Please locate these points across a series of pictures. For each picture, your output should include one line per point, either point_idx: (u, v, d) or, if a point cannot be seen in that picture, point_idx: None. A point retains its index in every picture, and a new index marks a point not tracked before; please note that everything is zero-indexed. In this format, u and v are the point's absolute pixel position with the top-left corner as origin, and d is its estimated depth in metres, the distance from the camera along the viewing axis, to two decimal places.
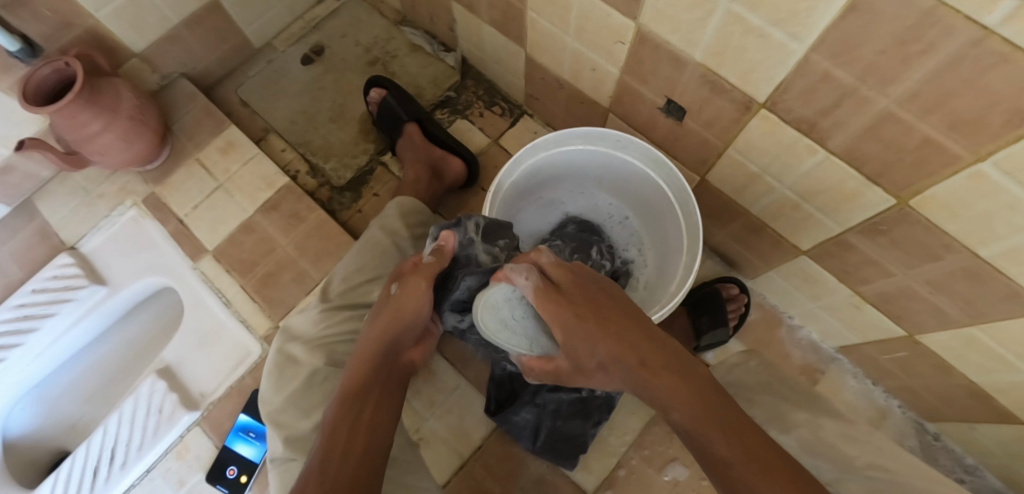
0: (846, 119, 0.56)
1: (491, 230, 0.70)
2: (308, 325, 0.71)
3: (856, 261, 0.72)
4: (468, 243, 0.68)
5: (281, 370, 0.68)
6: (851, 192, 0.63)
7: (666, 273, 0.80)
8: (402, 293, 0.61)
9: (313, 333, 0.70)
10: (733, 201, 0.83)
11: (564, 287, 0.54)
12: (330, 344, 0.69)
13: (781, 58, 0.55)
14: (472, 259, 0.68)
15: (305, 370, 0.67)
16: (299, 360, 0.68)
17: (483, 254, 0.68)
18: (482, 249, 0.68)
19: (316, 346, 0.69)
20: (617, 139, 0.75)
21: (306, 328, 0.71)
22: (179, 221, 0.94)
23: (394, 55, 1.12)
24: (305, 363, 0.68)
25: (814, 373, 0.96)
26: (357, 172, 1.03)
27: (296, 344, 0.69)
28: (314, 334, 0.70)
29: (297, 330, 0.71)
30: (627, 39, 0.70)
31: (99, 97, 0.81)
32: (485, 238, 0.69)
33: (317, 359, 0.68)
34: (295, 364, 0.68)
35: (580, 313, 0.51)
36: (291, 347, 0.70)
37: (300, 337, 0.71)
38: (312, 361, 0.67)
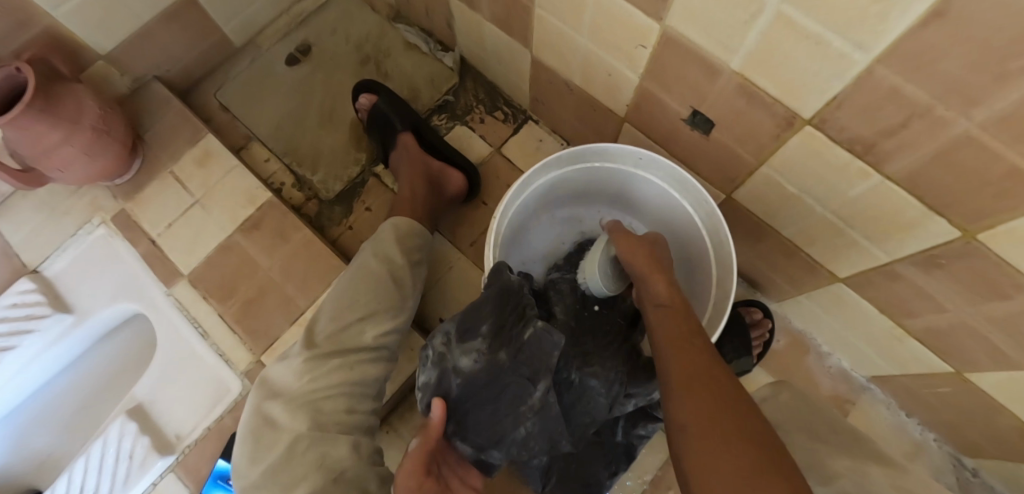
0: (911, 141, 0.48)
1: (464, 330, 0.57)
2: (291, 379, 0.61)
3: (903, 292, 0.65)
4: (441, 356, 0.57)
5: (258, 434, 0.58)
6: (907, 221, 0.56)
7: (691, 306, 0.71)
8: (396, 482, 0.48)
9: (298, 388, 0.60)
10: (763, 221, 0.74)
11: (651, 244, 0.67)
12: (317, 402, 0.59)
13: (840, 70, 0.47)
14: (455, 371, 0.55)
15: (286, 437, 0.57)
16: (279, 424, 0.59)
17: (462, 359, 0.55)
18: (460, 353, 0.56)
19: (298, 407, 0.59)
20: (638, 157, 0.65)
21: (289, 382, 0.61)
22: (152, 242, 0.85)
23: (387, 54, 1.03)
24: (287, 430, 0.58)
25: (844, 404, 0.88)
26: (348, 184, 0.94)
27: (276, 403, 0.60)
28: (296, 389, 0.60)
29: (279, 386, 0.61)
30: (650, 43, 0.61)
31: (57, 106, 0.72)
32: (461, 340, 0.56)
33: (299, 423, 0.58)
34: (275, 431, 0.58)
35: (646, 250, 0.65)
36: (271, 407, 0.60)
37: (281, 393, 0.61)
38: (295, 425, 0.58)
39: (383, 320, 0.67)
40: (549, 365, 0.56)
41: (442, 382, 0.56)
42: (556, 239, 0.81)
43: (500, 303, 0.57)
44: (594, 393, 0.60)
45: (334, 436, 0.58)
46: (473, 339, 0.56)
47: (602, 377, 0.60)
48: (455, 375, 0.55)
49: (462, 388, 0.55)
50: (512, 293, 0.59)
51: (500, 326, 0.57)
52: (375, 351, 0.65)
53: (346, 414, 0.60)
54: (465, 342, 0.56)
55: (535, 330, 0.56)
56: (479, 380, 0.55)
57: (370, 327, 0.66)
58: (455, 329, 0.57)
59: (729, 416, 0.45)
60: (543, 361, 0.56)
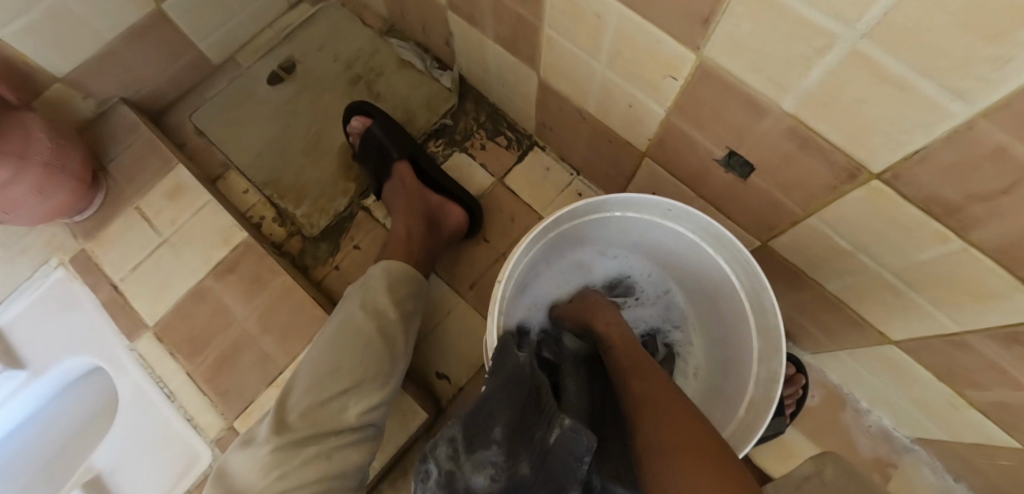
0: (1010, 210, 0.39)
1: (473, 435, 0.46)
2: (255, 475, 0.51)
3: (971, 363, 0.56)
4: (450, 475, 0.45)
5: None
6: (990, 292, 0.47)
7: (723, 370, 0.62)
8: None
9: (264, 487, 0.51)
10: (804, 271, 0.65)
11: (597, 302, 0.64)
12: None
13: (928, 121, 0.38)
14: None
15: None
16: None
17: (475, 476, 0.44)
18: (471, 468, 0.44)
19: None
20: (666, 207, 0.56)
21: (253, 476, 0.51)
22: (114, 287, 0.76)
23: (379, 72, 0.94)
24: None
25: (885, 468, 0.79)
26: (335, 219, 0.85)
27: None
28: (262, 487, 0.51)
29: (242, 481, 0.52)
30: (682, 74, 0.53)
31: (2, 144, 0.64)
32: (470, 449, 0.45)
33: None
34: None
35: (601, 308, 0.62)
36: None
37: (243, 491, 0.51)
38: None
39: (367, 394, 0.56)
40: (579, 478, 0.42)
41: None
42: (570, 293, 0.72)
43: (512, 398, 0.47)
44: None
45: None
46: (484, 448, 0.44)
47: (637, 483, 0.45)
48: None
49: None
50: (525, 380, 0.49)
51: (516, 430, 0.45)
52: (357, 431, 0.56)
53: None
54: (474, 453, 0.45)
55: (559, 429, 0.43)
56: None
57: (353, 403, 0.56)
58: (461, 435, 0.47)
59: (696, 438, 0.39)
60: (570, 472, 0.42)
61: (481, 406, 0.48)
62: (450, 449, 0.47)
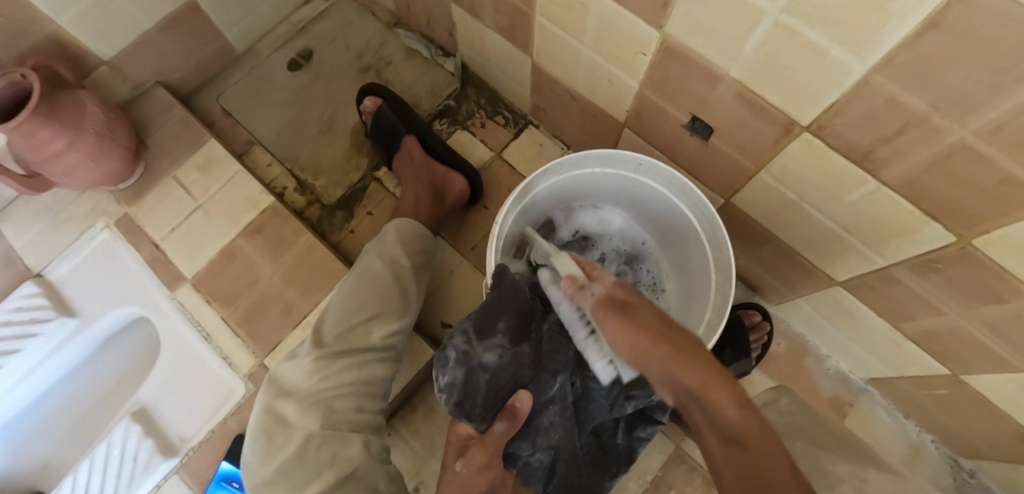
0: (907, 149, 0.49)
1: (482, 328, 0.63)
2: (302, 378, 0.61)
3: (901, 296, 0.66)
4: (465, 354, 0.62)
5: (270, 434, 0.58)
6: (904, 226, 0.57)
7: (689, 306, 0.72)
8: (467, 472, 0.62)
9: (309, 387, 0.60)
10: (764, 227, 0.75)
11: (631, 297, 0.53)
12: (328, 401, 0.59)
13: (837, 79, 0.48)
14: (479, 365, 0.62)
15: (298, 436, 0.57)
16: (290, 422, 0.58)
17: (485, 354, 0.62)
18: (482, 350, 0.62)
19: (310, 405, 0.59)
20: (638, 163, 0.67)
21: (299, 380, 0.61)
22: (155, 246, 0.86)
23: (388, 60, 1.04)
24: (299, 426, 0.58)
25: (842, 406, 0.89)
26: (350, 189, 0.95)
27: (289, 402, 0.59)
28: (308, 387, 0.60)
29: (290, 384, 0.61)
30: (650, 50, 0.62)
31: (62, 113, 0.73)
32: (480, 338, 0.62)
33: (311, 421, 0.57)
34: (286, 429, 0.58)
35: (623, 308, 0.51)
36: (282, 405, 0.60)
37: (291, 391, 0.61)
38: (307, 423, 0.57)
39: (390, 321, 0.66)
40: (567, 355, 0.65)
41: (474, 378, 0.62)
42: (557, 233, 0.79)
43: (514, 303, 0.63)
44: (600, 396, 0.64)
45: (347, 434, 0.58)
46: (492, 336, 0.63)
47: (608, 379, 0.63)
48: (480, 369, 0.62)
49: (490, 381, 0.62)
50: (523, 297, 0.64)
51: (517, 326, 0.63)
52: (382, 351, 0.65)
53: (356, 413, 0.59)
54: (485, 340, 0.62)
55: (552, 328, 0.65)
56: (503, 374, 0.63)
57: (378, 327, 0.65)
58: (473, 327, 0.63)
59: None
60: (559, 351, 0.65)
61: (489, 307, 0.63)
62: (463, 339, 0.63)
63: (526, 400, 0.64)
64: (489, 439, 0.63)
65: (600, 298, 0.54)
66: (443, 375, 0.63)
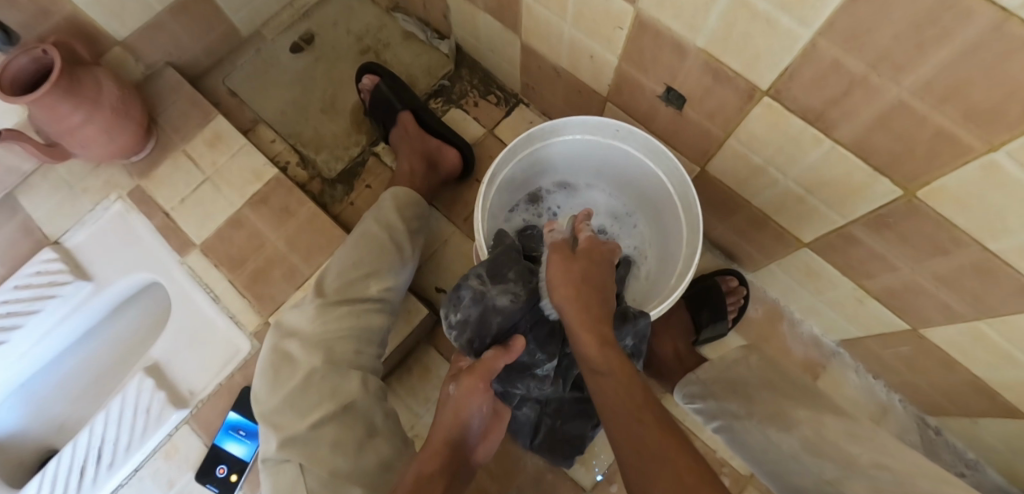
0: (855, 108, 0.54)
1: (495, 271, 0.66)
2: (304, 321, 0.66)
3: (861, 254, 0.70)
4: (480, 294, 0.64)
5: (277, 370, 0.63)
6: (858, 183, 0.62)
7: (667, 264, 0.77)
8: (460, 393, 0.59)
9: (311, 330, 0.65)
10: (736, 193, 0.80)
11: (586, 249, 0.62)
12: (329, 342, 0.64)
13: (789, 45, 0.53)
14: (493, 306, 0.64)
15: (301, 370, 0.62)
16: (293, 359, 0.64)
17: (500, 296, 0.64)
18: (497, 292, 0.64)
19: (312, 344, 0.64)
20: (616, 129, 0.72)
21: (302, 324, 0.66)
22: (166, 216, 0.91)
23: (386, 43, 1.09)
24: (302, 362, 0.63)
25: (815, 368, 0.94)
26: (350, 164, 1.00)
27: (293, 343, 0.65)
28: (310, 330, 0.65)
29: (293, 328, 0.66)
30: (626, 25, 0.67)
31: (83, 88, 0.79)
32: (495, 280, 0.65)
33: (314, 358, 0.63)
34: (291, 366, 0.63)
35: (574, 259, 0.61)
36: (287, 345, 0.65)
37: (295, 334, 0.66)
38: (310, 359, 0.63)
39: (385, 277, 0.72)
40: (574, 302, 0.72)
41: (492, 313, 0.64)
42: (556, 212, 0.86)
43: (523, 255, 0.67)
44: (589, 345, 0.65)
45: (346, 371, 0.63)
46: (505, 281, 0.66)
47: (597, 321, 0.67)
48: (493, 310, 0.64)
49: (503, 322, 0.64)
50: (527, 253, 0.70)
51: (526, 273, 0.67)
52: (378, 303, 0.70)
53: (354, 355, 0.65)
54: (498, 283, 0.65)
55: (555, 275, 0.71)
56: (516, 315, 0.64)
57: (375, 282, 0.71)
58: (487, 272, 0.66)
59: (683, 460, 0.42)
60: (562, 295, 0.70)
61: (505, 256, 0.67)
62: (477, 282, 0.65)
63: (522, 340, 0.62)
64: (485, 365, 0.60)
65: (554, 236, 0.67)
66: (455, 317, 0.64)
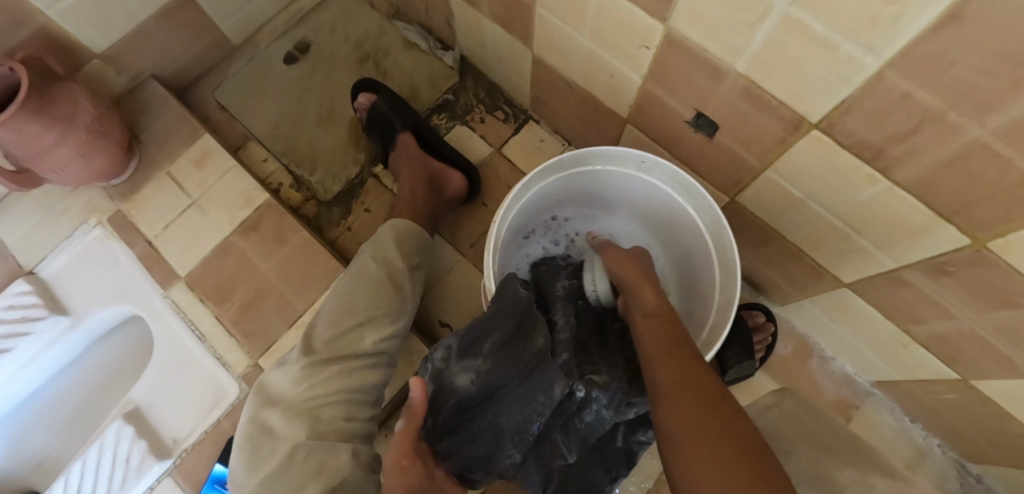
0: (922, 148, 0.47)
1: (466, 345, 0.54)
2: (289, 385, 0.60)
3: (911, 298, 0.64)
4: (440, 370, 0.54)
5: (256, 444, 0.57)
6: (916, 227, 0.54)
7: (696, 309, 0.70)
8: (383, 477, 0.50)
9: (295, 395, 0.59)
10: (767, 225, 0.73)
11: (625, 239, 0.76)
12: (315, 410, 0.58)
13: (850, 74, 0.46)
14: (449, 388, 0.53)
15: (283, 446, 0.56)
16: (275, 432, 0.57)
17: (459, 375, 0.53)
18: (458, 370, 0.53)
19: (297, 414, 0.58)
20: (641, 161, 0.65)
21: (287, 388, 0.60)
22: (149, 244, 0.85)
23: (386, 52, 1.02)
24: (284, 437, 0.56)
25: (847, 409, 0.87)
26: (347, 185, 0.93)
27: (273, 412, 0.58)
28: (295, 396, 0.59)
29: (276, 393, 0.60)
30: (653, 44, 0.60)
31: (52, 107, 0.72)
32: (461, 356, 0.54)
33: (297, 432, 0.56)
34: (272, 439, 0.57)
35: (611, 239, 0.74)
36: (268, 415, 0.58)
37: (279, 400, 0.60)
38: (292, 433, 0.56)
39: (381, 326, 0.65)
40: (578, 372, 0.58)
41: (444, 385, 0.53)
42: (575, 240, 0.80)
43: (504, 321, 0.56)
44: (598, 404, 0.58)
45: (334, 444, 0.56)
46: (473, 356, 0.54)
47: (607, 388, 0.57)
48: (451, 391, 0.53)
49: (458, 405, 0.53)
50: (520, 308, 0.57)
51: (506, 341, 0.54)
52: (374, 357, 0.64)
53: (344, 422, 0.58)
54: (464, 359, 0.53)
55: (546, 345, 0.55)
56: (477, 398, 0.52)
57: (369, 333, 0.64)
58: (456, 343, 0.55)
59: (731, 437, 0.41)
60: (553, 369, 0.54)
61: (478, 325, 0.56)
62: (444, 354, 0.56)
63: (421, 387, 0.49)
64: (403, 439, 0.51)
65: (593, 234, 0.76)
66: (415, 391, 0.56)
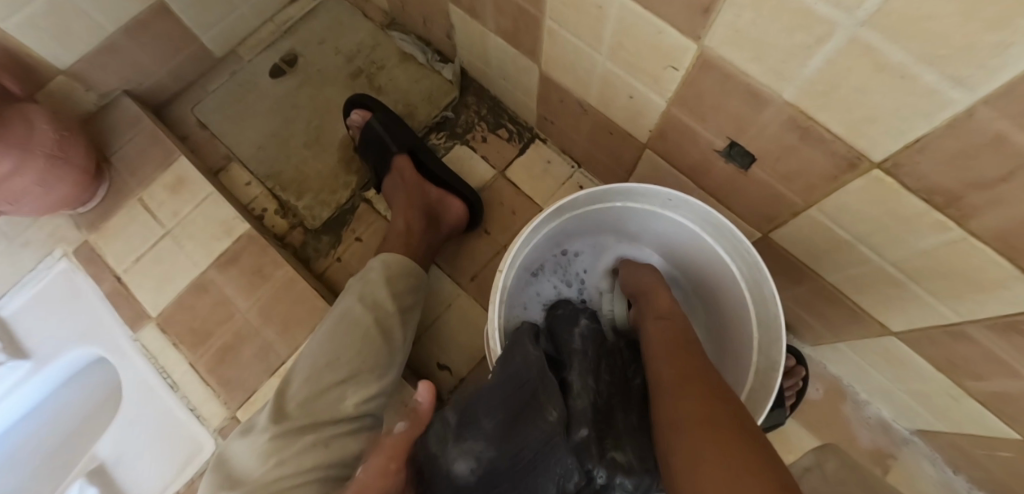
0: (1011, 199, 0.39)
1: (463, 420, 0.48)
2: (256, 461, 0.52)
3: (972, 354, 0.56)
4: (435, 453, 0.47)
5: None
6: (990, 283, 0.47)
7: (726, 360, 0.63)
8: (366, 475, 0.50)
9: (263, 473, 0.52)
10: (805, 264, 0.66)
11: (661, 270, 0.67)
12: (286, 491, 0.51)
13: (929, 109, 0.38)
14: (447, 475, 0.46)
15: None
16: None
17: (457, 458, 0.46)
18: (455, 453, 0.46)
19: None
20: (667, 197, 0.58)
21: (253, 464, 0.52)
22: (118, 279, 0.77)
23: (380, 65, 0.94)
24: None
25: (884, 460, 0.80)
26: (336, 211, 0.86)
27: None
28: (263, 474, 0.52)
29: (242, 469, 0.53)
30: (682, 65, 0.53)
31: (5, 133, 0.64)
32: (457, 436, 0.47)
33: None
34: None
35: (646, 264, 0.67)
36: None
37: (242, 478, 0.52)
38: None
39: (365, 383, 0.58)
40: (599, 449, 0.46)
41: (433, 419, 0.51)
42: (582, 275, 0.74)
43: (507, 397, 0.48)
44: (622, 491, 0.45)
45: None
46: (472, 435, 0.46)
47: (635, 473, 0.44)
48: (448, 477, 0.46)
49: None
50: (529, 377, 0.49)
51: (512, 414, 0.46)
52: (357, 420, 0.57)
53: None
54: (460, 439, 0.47)
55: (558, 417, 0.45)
56: (478, 491, 0.45)
57: (351, 392, 0.57)
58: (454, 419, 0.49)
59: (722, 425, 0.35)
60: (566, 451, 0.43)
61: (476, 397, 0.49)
62: (441, 432, 0.49)
63: (426, 390, 0.54)
64: (398, 439, 0.52)
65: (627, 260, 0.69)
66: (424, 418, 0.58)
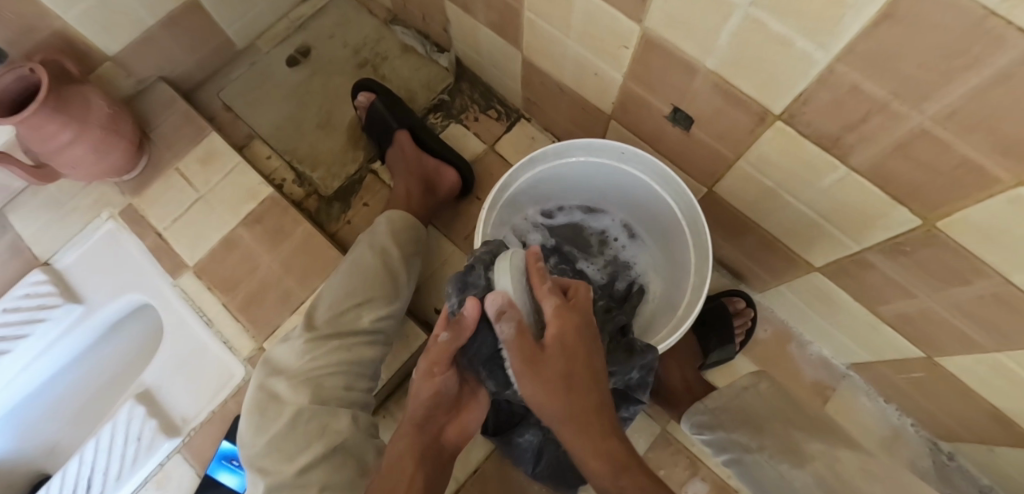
0: (872, 135, 0.51)
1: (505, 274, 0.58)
2: (293, 357, 0.65)
3: (875, 281, 0.68)
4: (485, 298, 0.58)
5: (263, 408, 0.62)
6: (874, 212, 0.59)
7: (674, 292, 0.75)
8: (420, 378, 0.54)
9: (299, 366, 0.64)
10: (745, 215, 0.78)
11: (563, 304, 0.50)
12: (317, 379, 0.63)
13: (804, 69, 0.50)
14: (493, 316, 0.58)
15: (288, 409, 0.60)
16: (282, 398, 0.62)
17: None
18: None
19: (300, 382, 0.63)
20: (621, 151, 0.70)
21: (291, 360, 0.65)
22: (158, 235, 0.89)
23: (384, 56, 1.07)
24: (289, 402, 0.61)
25: (824, 392, 0.92)
26: (346, 181, 0.98)
27: (279, 380, 0.64)
28: (298, 367, 0.64)
29: (282, 364, 0.65)
30: (632, 44, 0.65)
31: (69, 107, 0.76)
32: None
33: (301, 397, 0.61)
34: (278, 404, 0.62)
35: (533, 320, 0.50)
36: (274, 383, 0.64)
37: (283, 369, 0.65)
38: (297, 398, 0.61)
39: (379, 305, 0.70)
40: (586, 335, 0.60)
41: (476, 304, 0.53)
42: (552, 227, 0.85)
43: None
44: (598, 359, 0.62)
45: (336, 408, 0.62)
46: None
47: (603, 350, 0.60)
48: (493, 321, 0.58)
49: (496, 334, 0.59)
50: None
51: None
52: (371, 335, 0.69)
53: (344, 391, 0.64)
54: None
55: None
56: None
57: (367, 312, 0.69)
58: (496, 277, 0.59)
59: None
60: None
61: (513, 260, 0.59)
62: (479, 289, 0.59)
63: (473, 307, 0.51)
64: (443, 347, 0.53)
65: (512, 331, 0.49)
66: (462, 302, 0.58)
